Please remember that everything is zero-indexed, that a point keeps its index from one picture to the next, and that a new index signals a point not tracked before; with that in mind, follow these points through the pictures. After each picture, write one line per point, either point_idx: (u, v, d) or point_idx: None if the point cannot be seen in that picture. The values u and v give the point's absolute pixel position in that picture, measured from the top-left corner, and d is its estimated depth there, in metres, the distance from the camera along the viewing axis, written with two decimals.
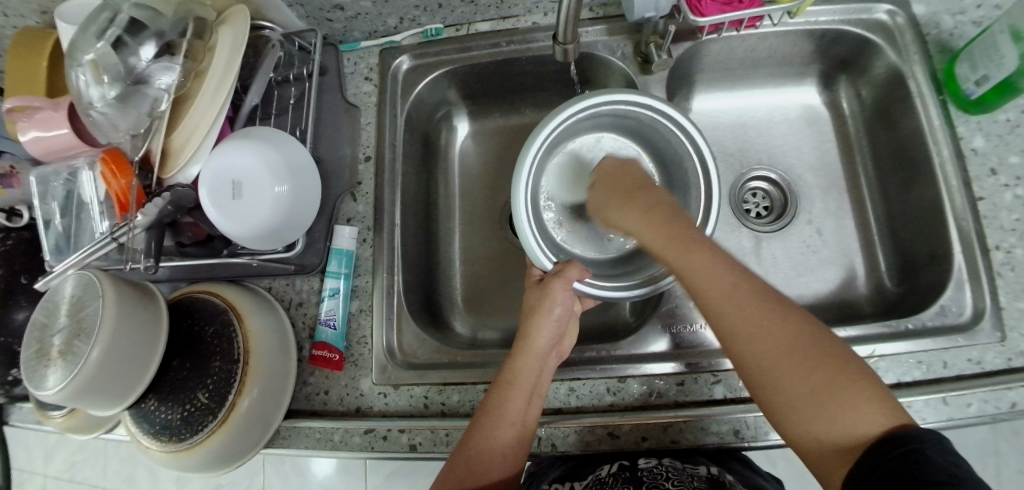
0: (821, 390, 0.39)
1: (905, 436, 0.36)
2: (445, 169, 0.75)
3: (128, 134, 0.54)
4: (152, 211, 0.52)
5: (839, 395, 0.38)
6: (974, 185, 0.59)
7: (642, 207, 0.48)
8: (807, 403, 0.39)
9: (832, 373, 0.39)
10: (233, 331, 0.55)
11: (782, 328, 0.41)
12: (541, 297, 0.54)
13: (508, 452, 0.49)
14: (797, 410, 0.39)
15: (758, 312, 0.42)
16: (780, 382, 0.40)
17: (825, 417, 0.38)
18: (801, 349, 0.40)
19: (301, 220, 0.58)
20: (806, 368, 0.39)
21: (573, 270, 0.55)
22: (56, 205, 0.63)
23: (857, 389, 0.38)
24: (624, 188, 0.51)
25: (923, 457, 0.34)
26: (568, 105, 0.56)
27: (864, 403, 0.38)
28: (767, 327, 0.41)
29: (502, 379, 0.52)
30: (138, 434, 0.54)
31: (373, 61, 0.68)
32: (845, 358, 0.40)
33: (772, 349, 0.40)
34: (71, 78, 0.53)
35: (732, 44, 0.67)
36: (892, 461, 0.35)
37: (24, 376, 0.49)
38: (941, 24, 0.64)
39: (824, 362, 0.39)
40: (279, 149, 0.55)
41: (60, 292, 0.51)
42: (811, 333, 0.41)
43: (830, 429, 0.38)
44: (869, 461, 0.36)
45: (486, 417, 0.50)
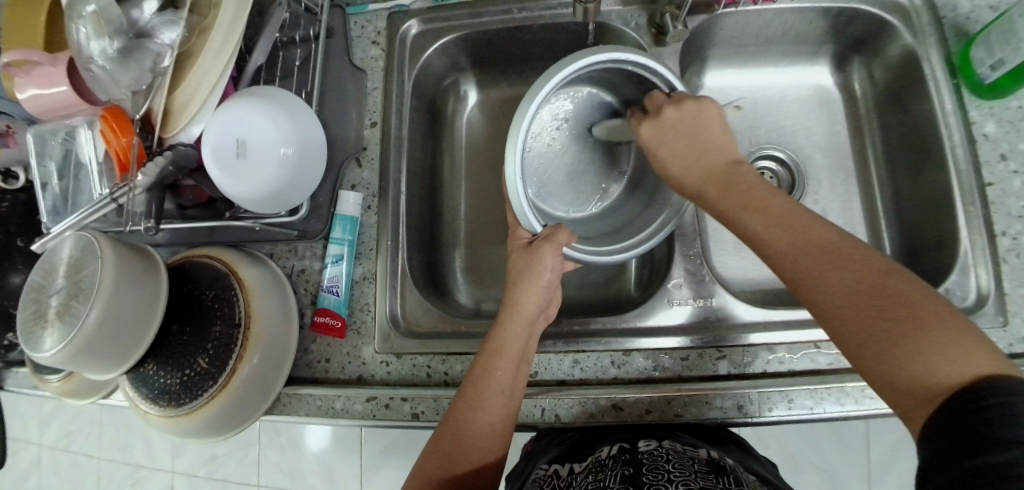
0: (891, 330, 0.36)
1: (990, 386, 0.31)
2: (450, 139, 0.74)
3: (129, 90, 0.53)
4: (153, 171, 0.50)
5: (915, 337, 0.35)
6: (983, 171, 0.58)
7: (691, 157, 0.51)
8: (874, 342, 0.36)
9: (903, 314, 0.36)
10: (233, 294, 0.54)
11: (856, 269, 0.39)
12: (530, 260, 0.52)
13: (492, 427, 0.49)
14: (871, 347, 0.36)
15: (826, 255, 0.40)
16: (850, 312, 0.38)
17: (898, 356, 0.35)
18: (872, 291, 0.37)
19: (305, 184, 0.57)
20: (874, 309, 0.37)
21: (564, 235, 0.52)
22: (53, 165, 0.61)
23: (943, 330, 0.34)
24: (684, 138, 0.52)
25: (1010, 411, 0.30)
26: (563, 68, 0.50)
27: (953, 346, 0.34)
28: (836, 265, 0.40)
29: (489, 348, 0.51)
30: (136, 398, 0.54)
31: (381, 25, 0.66)
32: (928, 301, 0.36)
33: (838, 292, 0.39)
34: (71, 32, 0.52)
35: (747, 19, 0.66)
36: (969, 411, 0.31)
37: (20, 339, 0.48)
38: (957, 7, 0.62)
39: (898, 305, 0.36)
40: (284, 109, 0.54)
41: (58, 253, 0.50)
42: (889, 275, 0.38)
43: (906, 373, 0.34)
44: (945, 409, 0.32)
45: (474, 388, 0.50)
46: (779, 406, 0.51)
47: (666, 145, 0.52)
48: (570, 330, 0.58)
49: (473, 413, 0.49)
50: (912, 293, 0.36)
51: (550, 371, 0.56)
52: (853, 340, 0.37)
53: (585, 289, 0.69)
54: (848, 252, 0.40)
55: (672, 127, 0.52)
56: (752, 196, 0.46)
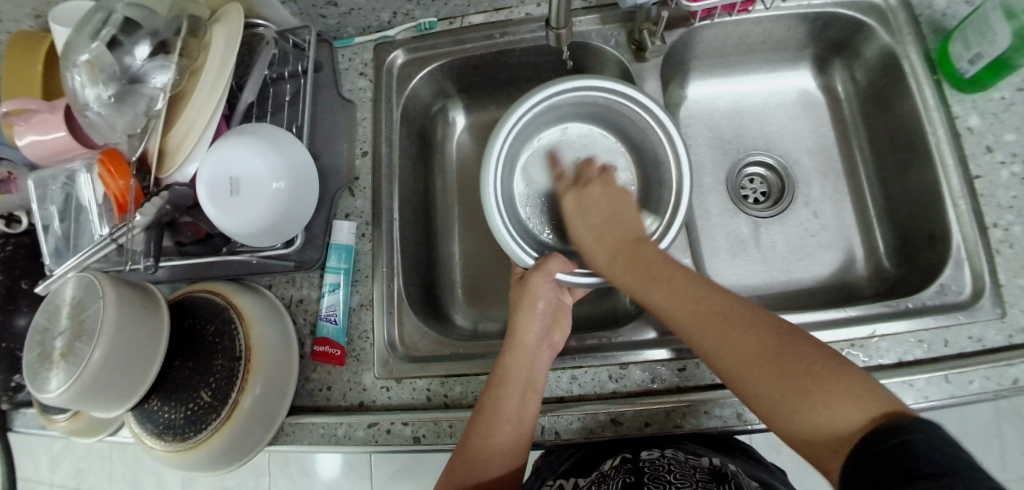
0: (788, 387, 0.40)
1: (895, 426, 0.34)
2: (442, 162, 0.75)
3: (124, 134, 0.54)
4: (152, 210, 0.51)
5: (815, 394, 0.38)
6: (970, 163, 0.59)
7: (600, 232, 0.54)
8: (779, 403, 0.40)
9: (801, 372, 0.39)
10: (235, 328, 0.55)
11: (742, 333, 0.43)
12: (523, 292, 0.55)
13: (506, 455, 0.50)
14: (779, 404, 0.40)
15: (717, 321, 0.44)
16: (750, 377, 0.41)
17: (802, 414, 0.38)
18: (765, 352, 0.42)
19: (299, 217, 0.58)
20: (771, 368, 0.41)
21: (553, 263, 0.55)
22: (54, 208, 0.63)
23: (836, 384, 0.38)
24: (597, 211, 0.55)
25: (915, 447, 0.32)
26: (546, 88, 0.55)
27: (842, 395, 0.37)
28: (729, 335, 0.43)
29: (495, 378, 0.52)
30: (141, 434, 0.54)
31: (368, 56, 0.68)
32: (820, 358, 0.40)
33: (739, 358, 0.42)
34: (67, 80, 0.53)
35: (725, 30, 0.67)
36: (881, 452, 0.33)
37: (26, 379, 0.49)
38: (932, 5, 0.63)
39: (795, 362, 0.40)
40: (277, 145, 0.56)
41: (61, 294, 0.51)
42: (774, 334, 0.42)
43: (813, 422, 0.38)
44: (855, 459, 0.35)
45: (482, 420, 0.51)
46: None
47: (583, 218, 0.56)
48: (568, 346, 0.59)
49: (482, 444, 0.50)
50: (803, 349, 0.41)
51: (549, 388, 0.57)
52: (762, 404, 0.41)
53: (582, 304, 0.69)
54: (734, 315, 0.44)
55: (584, 198, 0.57)
56: (649, 262, 0.50)
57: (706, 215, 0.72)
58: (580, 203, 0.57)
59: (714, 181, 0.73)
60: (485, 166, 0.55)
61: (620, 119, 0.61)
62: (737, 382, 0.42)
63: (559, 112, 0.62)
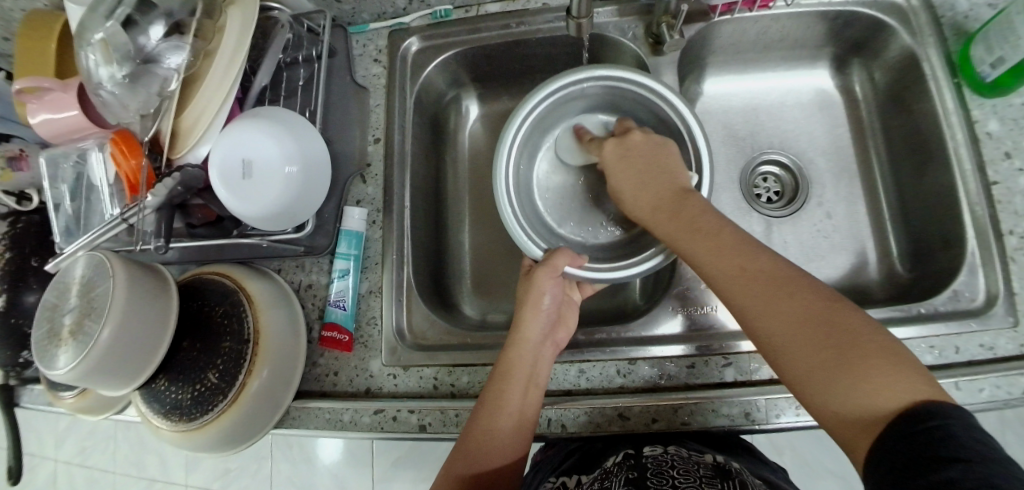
0: (829, 358, 0.38)
1: (933, 411, 0.34)
2: (453, 152, 0.74)
3: (138, 114, 0.54)
4: (163, 191, 0.51)
5: (857, 369, 0.37)
6: (987, 169, 0.58)
7: (643, 189, 0.51)
8: (815, 374, 0.38)
9: (847, 344, 0.38)
10: (243, 312, 0.55)
11: (791, 299, 0.41)
12: (529, 287, 0.55)
13: (507, 444, 0.49)
14: (813, 378, 0.38)
15: (767, 286, 0.42)
16: (789, 346, 0.40)
17: (836, 388, 0.37)
18: (811, 321, 0.39)
19: (310, 201, 0.58)
20: (815, 336, 0.39)
21: (562, 257, 0.53)
22: (66, 187, 0.63)
23: (881, 359, 0.37)
24: (638, 169, 0.52)
25: (951, 432, 0.32)
26: (575, 72, 0.56)
27: (884, 372, 0.36)
28: (776, 303, 0.41)
29: (498, 372, 0.52)
30: (148, 414, 0.55)
31: (382, 42, 0.67)
32: (868, 330, 0.38)
33: (782, 323, 0.40)
34: (82, 59, 0.53)
35: (744, 26, 0.66)
36: (915, 433, 0.33)
37: (35, 356, 0.49)
38: (956, 6, 0.62)
39: (842, 331, 0.38)
40: (290, 129, 0.55)
41: (71, 272, 0.51)
42: (822, 302, 0.40)
43: (848, 400, 0.37)
44: (889, 437, 0.34)
45: (484, 411, 0.51)
46: (786, 413, 0.51)
47: (625, 177, 0.53)
48: (575, 340, 0.58)
49: (485, 439, 0.49)
50: (851, 322, 0.39)
51: (556, 381, 0.56)
52: (794, 374, 0.40)
53: (590, 299, 0.69)
54: (787, 280, 0.42)
55: (625, 155, 0.53)
56: (697, 222, 0.47)
57: (718, 213, 0.72)
58: (620, 161, 0.53)
59: (726, 180, 0.73)
60: (499, 148, 0.55)
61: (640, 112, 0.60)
62: (774, 351, 0.41)
63: (580, 102, 0.62)
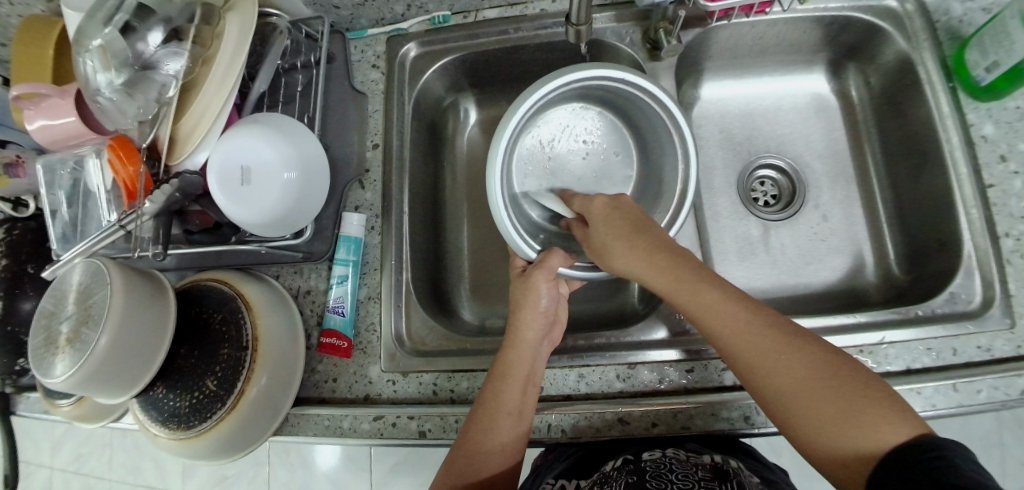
0: (836, 407, 0.39)
1: (929, 443, 0.36)
2: (451, 157, 0.75)
3: (135, 120, 0.54)
4: (161, 198, 0.51)
5: (861, 415, 0.38)
6: (983, 173, 0.58)
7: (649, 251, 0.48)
8: (823, 423, 0.39)
9: (849, 394, 0.39)
10: (242, 318, 0.55)
11: (792, 356, 0.42)
12: (526, 289, 0.55)
13: (507, 441, 0.50)
14: (821, 429, 0.39)
15: (771, 341, 0.43)
16: (796, 399, 0.41)
17: (845, 432, 0.39)
18: (814, 370, 0.41)
19: (308, 208, 0.58)
20: (821, 383, 0.40)
21: (555, 258, 0.54)
22: (62, 194, 0.62)
23: (878, 405, 0.38)
24: (625, 224, 0.51)
25: (951, 463, 0.34)
26: (584, 68, 0.54)
27: (886, 415, 0.38)
28: (783, 357, 0.42)
29: (496, 371, 0.52)
30: (146, 422, 0.54)
31: (381, 48, 0.67)
32: (863, 377, 0.40)
33: (784, 373, 0.42)
34: (78, 65, 0.53)
35: (740, 31, 0.67)
36: (917, 466, 0.35)
37: (32, 365, 0.49)
38: (949, 11, 0.63)
39: (841, 377, 0.40)
40: (289, 135, 0.55)
41: (68, 280, 0.51)
42: (820, 356, 0.42)
43: (852, 444, 0.38)
44: (893, 469, 0.36)
45: (484, 410, 0.51)
46: None
47: (630, 246, 0.49)
48: (574, 345, 0.58)
49: (483, 436, 0.50)
50: (850, 375, 0.40)
51: (556, 386, 0.56)
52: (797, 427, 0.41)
53: (587, 302, 0.69)
54: (790, 333, 0.43)
55: (610, 219, 0.52)
56: (688, 278, 0.46)
57: (716, 217, 0.72)
58: (608, 219, 0.52)
59: (724, 184, 0.73)
60: (494, 148, 0.53)
61: (633, 109, 0.60)
62: (781, 405, 0.42)
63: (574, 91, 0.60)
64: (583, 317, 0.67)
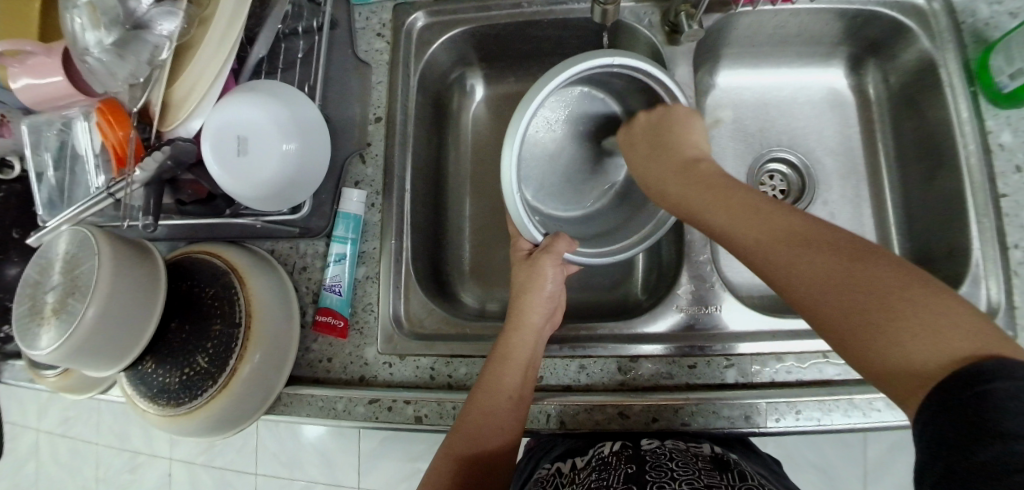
0: (876, 320, 0.34)
1: (986, 366, 0.30)
2: (456, 135, 0.72)
3: (125, 83, 0.51)
4: (152, 166, 0.48)
5: (903, 329, 0.33)
6: (998, 181, 0.57)
7: (669, 174, 0.52)
8: (862, 335, 0.35)
9: (893, 306, 0.34)
10: (234, 292, 0.53)
11: (826, 261, 0.38)
12: (532, 274, 0.54)
13: (505, 422, 0.49)
14: (859, 341, 0.35)
15: (802, 248, 0.39)
16: (833, 309, 0.36)
17: (886, 349, 0.34)
18: (848, 280, 0.36)
19: (307, 182, 0.56)
20: (859, 294, 0.35)
21: (563, 243, 0.53)
22: (49, 156, 0.60)
23: (928, 318, 0.33)
24: (665, 148, 0.53)
25: (1001, 395, 0.29)
26: (618, 54, 0.51)
27: (939, 335, 0.32)
28: (817, 266, 0.38)
29: (497, 353, 0.52)
30: (135, 396, 0.53)
31: (387, 16, 0.65)
32: (905, 274, 0.35)
33: (816, 283, 0.37)
34: (66, 22, 0.51)
35: (761, 19, 0.65)
36: (964, 394, 0.30)
37: (16, 336, 0.47)
38: (976, 12, 0.61)
39: (873, 277, 0.35)
40: (290, 107, 0.53)
41: (54, 249, 0.49)
42: (863, 264, 0.36)
43: (897, 361, 0.33)
44: (939, 395, 0.31)
45: (483, 389, 0.50)
46: (787, 416, 0.50)
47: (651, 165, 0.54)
48: (574, 335, 0.57)
49: (484, 418, 0.49)
50: (895, 285, 0.35)
51: (555, 376, 0.56)
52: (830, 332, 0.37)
53: (590, 291, 0.68)
54: (830, 241, 0.39)
55: (657, 136, 0.54)
56: (729, 196, 0.46)
57: None
58: (652, 134, 0.55)
59: (734, 176, 0.72)
60: (511, 134, 0.50)
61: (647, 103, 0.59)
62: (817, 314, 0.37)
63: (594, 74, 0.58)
64: (584, 307, 0.66)
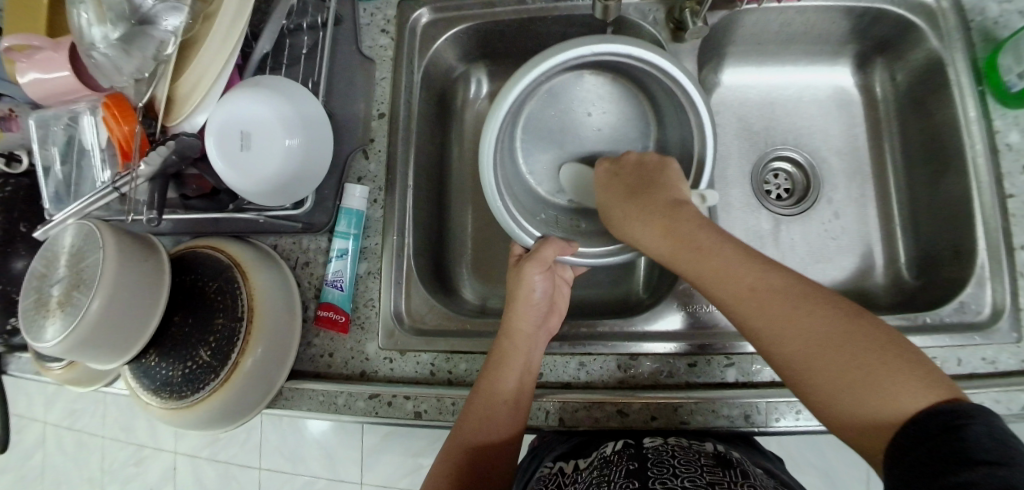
0: (849, 368, 0.37)
1: (951, 410, 0.33)
2: (459, 131, 0.72)
3: (131, 78, 0.52)
4: (157, 160, 0.49)
5: (873, 375, 0.36)
6: (1005, 182, 0.56)
7: (630, 201, 0.51)
8: (835, 384, 0.37)
9: (865, 355, 0.37)
10: (238, 288, 0.54)
11: (799, 310, 0.40)
12: (517, 279, 0.55)
13: (501, 429, 0.50)
14: (833, 390, 0.37)
15: (775, 294, 0.41)
16: (809, 358, 0.39)
17: (856, 398, 0.36)
18: (819, 327, 0.39)
19: (310, 178, 0.56)
20: (831, 343, 0.38)
21: (550, 249, 0.54)
22: (56, 150, 0.60)
23: (895, 365, 0.36)
24: (623, 187, 0.53)
25: (970, 432, 0.32)
26: (634, 44, 0.51)
27: (902, 378, 0.35)
28: (789, 318, 0.40)
29: (493, 359, 0.52)
30: (138, 389, 0.53)
31: (391, 12, 0.65)
32: (887, 338, 0.38)
33: (791, 332, 0.40)
34: (72, 17, 0.51)
35: (767, 16, 0.64)
36: (937, 435, 0.32)
37: (22, 327, 0.48)
38: (985, 11, 0.60)
39: (857, 334, 0.38)
40: (294, 102, 0.53)
41: (60, 241, 0.49)
42: (830, 314, 0.39)
43: (865, 409, 0.36)
44: (914, 440, 0.33)
45: (480, 398, 0.51)
46: (787, 416, 0.50)
47: (608, 192, 0.54)
48: (575, 332, 0.57)
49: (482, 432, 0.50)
50: (863, 333, 0.38)
51: (555, 373, 0.56)
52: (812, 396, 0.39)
53: (593, 289, 0.68)
54: (796, 289, 0.41)
55: (618, 174, 0.55)
56: (694, 241, 0.46)
57: (727, 208, 0.70)
58: (607, 181, 0.55)
59: (738, 174, 0.71)
60: (499, 102, 0.52)
61: (663, 99, 0.58)
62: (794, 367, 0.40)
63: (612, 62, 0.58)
64: (586, 304, 0.66)
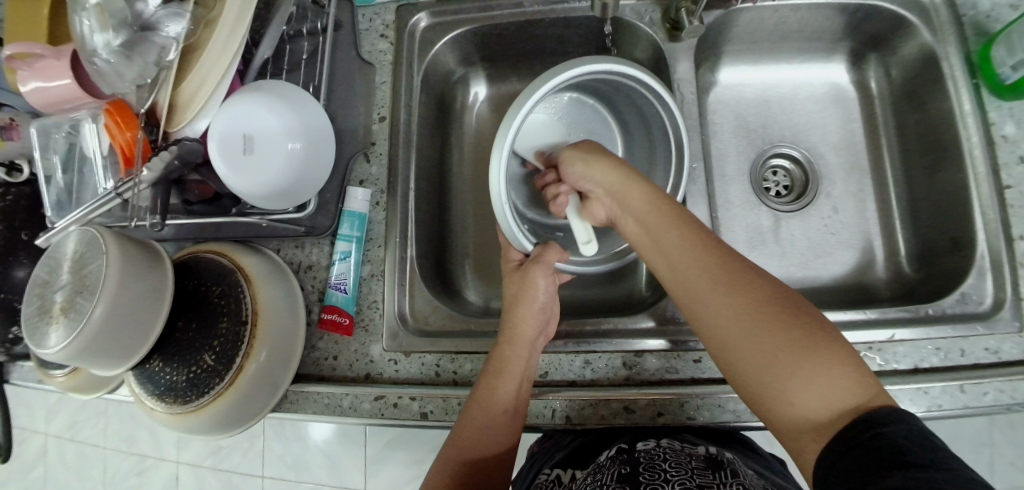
0: (777, 366, 0.39)
1: (873, 419, 0.35)
2: (459, 134, 0.73)
3: (133, 84, 0.52)
4: (159, 165, 0.49)
5: (799, 376, 0.38)
6: (1002, 173, 0.56)
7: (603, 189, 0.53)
8: (762, 380, 0.40)
9: (794, 357, 0.39)
10: (241, 292, 0.53)
11: (744, 307, 0.42)
12: (522, 286, 0.55)
13: (501, 436, 0.50)
14: (762, 384, 0.40)
15: (726, 289, 0.43)
16: (745, 354, 0.41)
17: (783, 394, 0.39)
18: (758, 326, 0.41)
19: (311, 181, 0.56)
20: (766, 341, 0.40)
21: (552, 254, 0.56)
22: (57, 159, 0.60)
23: (823, 368, 0.38)
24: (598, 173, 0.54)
25: (892, 439, 0.34)
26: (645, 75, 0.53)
27: (829, 381, 0.38)
28: (733, 314, 0.42)
29: (492, 367, 0.52)
30: (142, 395, 0.53)
31: (390, 17, 0.65)
32: (825, 340, 0.39)
33: (733, 328, 0.42)
34: (76, 24, 0.52)
35: (762, 15, 0.65)
36: (859, 441, 0.35)
37: (25, 333, 0.48)
38: (977, 5, 0.61)
39: (795, 335, 0.40)
40: (296, 107, 0.54)
41: (63, 248, 0.49)
42: (775, 313, 0.41)
43: (794, 408, 0.38)
44: (836, 444, 0.36)
45: (478, 405, 0.51)
46: None
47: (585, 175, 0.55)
48: (579, 330, 0.58)
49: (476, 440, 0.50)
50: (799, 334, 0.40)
51: (561, 371, 0.56)
52: (747, 388, 0.42)
53: (594, 288, 0.68)
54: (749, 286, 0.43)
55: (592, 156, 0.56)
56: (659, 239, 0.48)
57: (727, 205, 0.70)
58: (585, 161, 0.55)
59: (737, 171, 0.72)
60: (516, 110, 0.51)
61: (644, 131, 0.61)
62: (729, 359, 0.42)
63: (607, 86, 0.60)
64: (586, 303, 0.67)
